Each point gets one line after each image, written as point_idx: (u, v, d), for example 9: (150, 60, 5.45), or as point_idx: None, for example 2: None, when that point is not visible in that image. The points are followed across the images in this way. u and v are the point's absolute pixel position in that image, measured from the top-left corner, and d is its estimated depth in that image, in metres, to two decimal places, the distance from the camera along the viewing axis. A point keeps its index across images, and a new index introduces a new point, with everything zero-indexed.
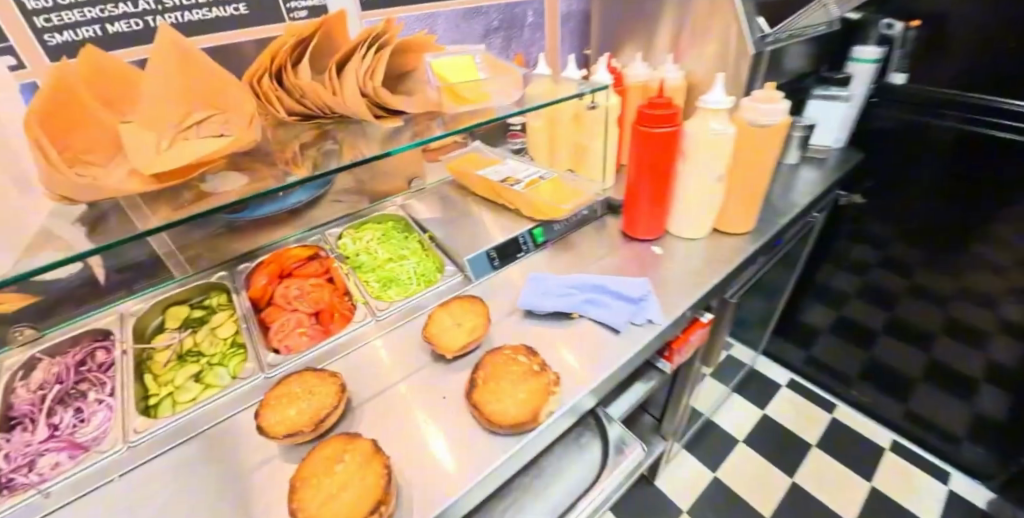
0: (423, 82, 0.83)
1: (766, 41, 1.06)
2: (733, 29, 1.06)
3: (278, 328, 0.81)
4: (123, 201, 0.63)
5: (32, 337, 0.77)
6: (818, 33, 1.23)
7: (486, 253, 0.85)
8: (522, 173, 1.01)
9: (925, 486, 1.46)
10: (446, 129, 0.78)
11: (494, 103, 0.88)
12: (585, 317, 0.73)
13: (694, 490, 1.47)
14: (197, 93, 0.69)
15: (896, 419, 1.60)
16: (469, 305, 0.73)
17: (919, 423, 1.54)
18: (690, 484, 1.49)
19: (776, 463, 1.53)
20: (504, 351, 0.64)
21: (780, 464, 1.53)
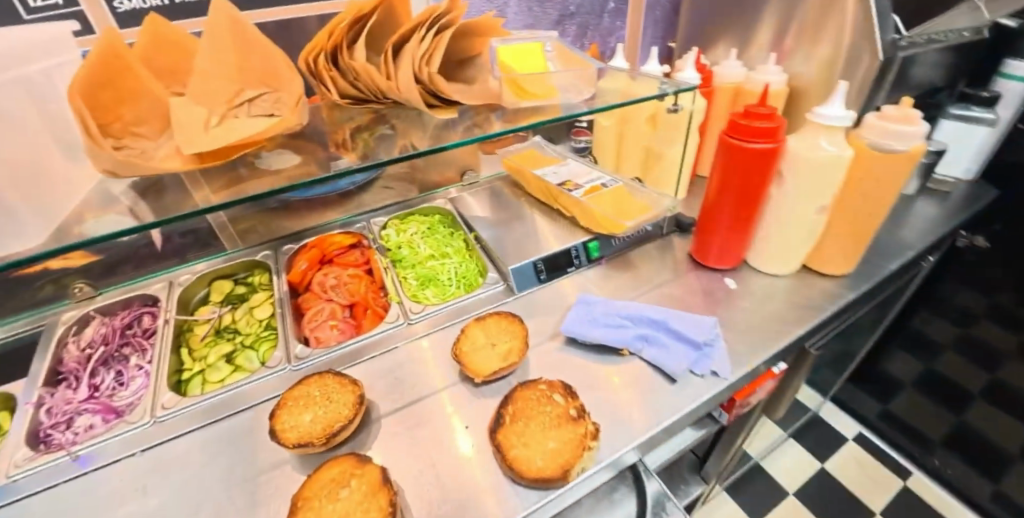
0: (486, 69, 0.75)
1: (900, 44, 0.87)
2: (858, 28, 0.88)
3: (312, 317, 0.78)
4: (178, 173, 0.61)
5: (89, 295, 0.78)
6: (965, 38, 1.01)
7: (533, 265, 0.77)
8: (583, 177, 0.91)
9: None
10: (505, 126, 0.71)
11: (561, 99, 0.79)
12: (637, 356, 0.64)
13: None
14: (250, 69, 0.67)
15: (985, 501, 1.35)
16: (507, 325, 0.66)
17: (1012, 510, 1.29)
18: None
19: None
20: (539, 387, 0.57)
21: None
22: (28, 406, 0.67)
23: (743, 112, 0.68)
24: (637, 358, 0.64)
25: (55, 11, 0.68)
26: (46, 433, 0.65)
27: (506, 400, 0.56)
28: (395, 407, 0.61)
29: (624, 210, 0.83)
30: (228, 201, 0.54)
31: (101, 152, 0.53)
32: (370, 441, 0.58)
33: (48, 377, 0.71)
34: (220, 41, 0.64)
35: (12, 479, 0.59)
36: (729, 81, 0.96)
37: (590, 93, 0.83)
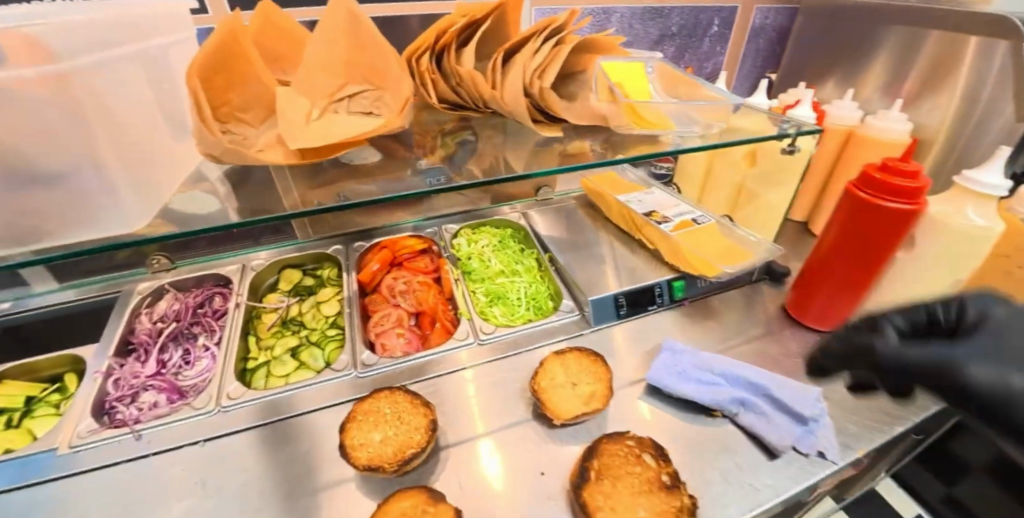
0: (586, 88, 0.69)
1: None
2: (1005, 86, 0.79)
3: (379, 321, 0.77)
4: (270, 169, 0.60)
5: (166, 266, 0.77)
6: None
7: (615, 299, 0.73)
8: (671, 208, 0.86)
9: None
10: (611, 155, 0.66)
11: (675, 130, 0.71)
12: (731, 419, 0.59)
13: None
14: (356, 65, 0.65)
15: None
16: (589, 364, 0.61)
17: None
18: None
19: None
20: (626, 442, 0.53)
21: None
22: (96, 374, 0.67)
23: (882, 166, 0.61)
24: (731, 422, 0.59)
25: None
26: (111, 406, 0.65)
27: (592, 453, 0.51)
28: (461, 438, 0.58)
29: (711, 253, 0.78)
30: (335, 208, 0.52)
31: (210, 137, 0.51)
32: (440, 471, 0.55)
33: (120, 347, 0.72)
34: (334, 33, 0.62)
35: (76, 451, 0.58)
36: (841, 124, 0.89)
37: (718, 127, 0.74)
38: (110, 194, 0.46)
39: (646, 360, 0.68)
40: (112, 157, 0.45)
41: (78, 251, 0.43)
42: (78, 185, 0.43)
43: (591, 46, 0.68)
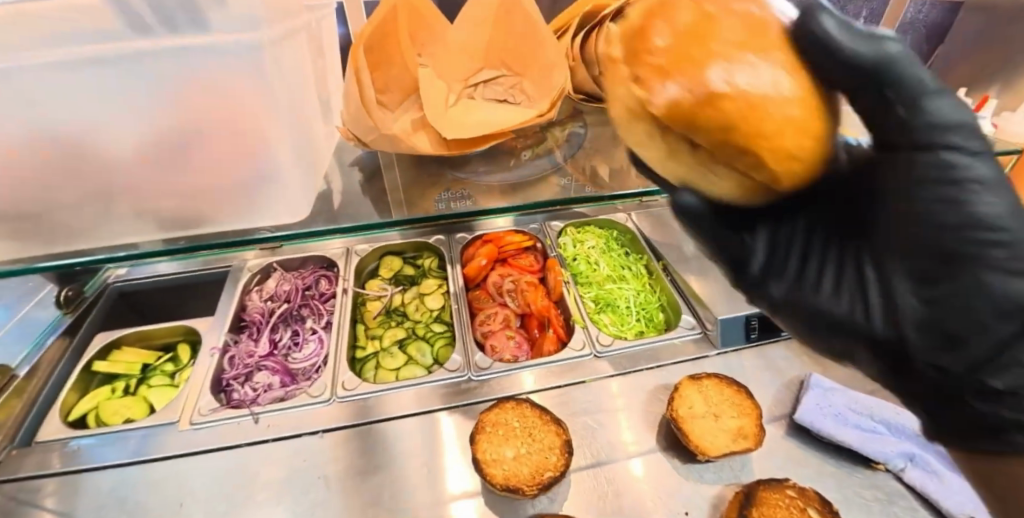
0: None
1: None
2: None
3: (485, 320, 0.75)
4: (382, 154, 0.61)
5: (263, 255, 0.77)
6: None
7: (747, 321, 0.65)
8: None
9: None
10: None
11: None
12: (895, 474, 0.54)
13: None
14: (496, 51, 0.61)
15: None
16: (731, 395, 0.56)
17: None
18: None
19: None
20: (787, 491, 0.48)
21: None
22: (214, 351, 0.67)
23: None
24: (895, 479, 0.54)
25: None
26: (227, 384, 0.64)
27: (750, 500, 0.47)
28: (596, 458, 0.55)
29: None
30: (494, 214, 0.49)
31: (368, 123, 0.47)
32: (569, 493, 0.53)
33: (234, 323, 0.72)
34: (483, 15, 0.59)
35: (196, 429, 0.58)
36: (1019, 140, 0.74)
37: None
38: (275, 183, 0.40)
39: (784, 395, 0.62)
40: (285, 138, 0.39)
41: (221, 244, 0.40)
42: (249, 168, 0.39)
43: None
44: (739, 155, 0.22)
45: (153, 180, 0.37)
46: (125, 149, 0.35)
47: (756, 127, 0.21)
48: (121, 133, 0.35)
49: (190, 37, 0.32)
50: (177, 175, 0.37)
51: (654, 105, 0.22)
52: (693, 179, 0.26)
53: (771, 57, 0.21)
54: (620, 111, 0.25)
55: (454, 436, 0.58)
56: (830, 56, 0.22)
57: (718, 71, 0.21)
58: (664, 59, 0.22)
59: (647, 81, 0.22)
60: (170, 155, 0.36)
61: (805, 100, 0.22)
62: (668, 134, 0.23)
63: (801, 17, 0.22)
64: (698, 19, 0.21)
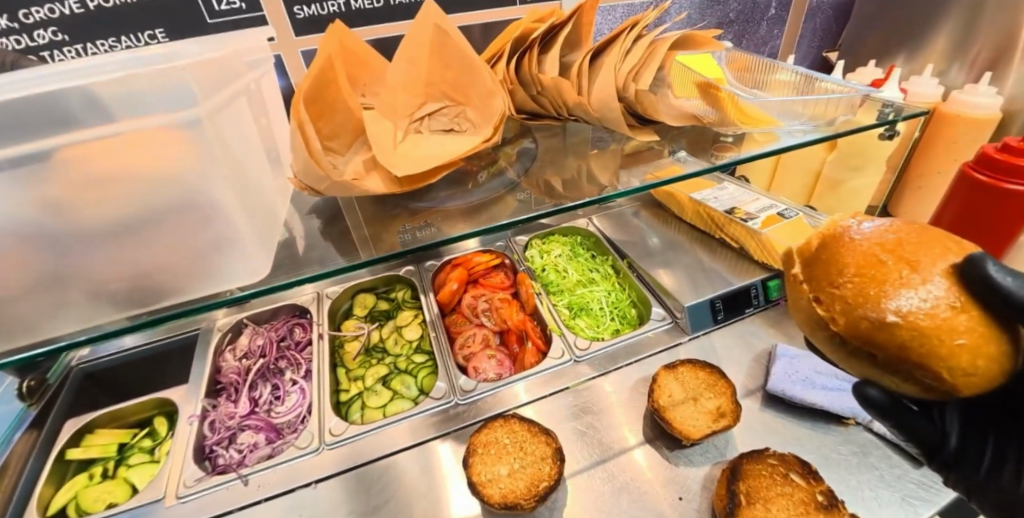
0: (663, 84, 0.65)
1: None
2: None
3: (464, 344, 0.76)
4: (338, 199, 0.61)
5: (228, 321, 0.76)
6: None
7: (712, 304, 0.69)
8: (752, 204, 0.81)
9: None
10: (702, 165, 0.61)
11: (782, 126, 0.65)
12: (865, 426, 0.56)
13: None
14: (435, 84, 0.62)
15: None
16: (705, 377, 0.59)
17: None
18: None
19: None
20: (769, 460, 0.50)
21: None
22: (193, 418, 0.66)
23: (1002, 146, 0.63)
24: (866, 430, 0.56)
25: (238, 17, 0.64)
26: (211, 450, 0.63)
27: (736, 475, 0.48)
28: (592, 459, 0.56)
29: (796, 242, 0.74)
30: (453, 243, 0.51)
31: (317, 172, 0.48)
32: (568, 501, 0.53)
33: (210, 388, 0.70)
34: (417, 52, 0.60)
35: (184, 501, 0.56)
36: (924, 102, 0.80)
37: (838, 120, 0.64)
38: (231, 246, 0.42)
39: (756, 368, 0.65)
40: (237, 202, 0.41)
41: (185, 309, 0.40)
42: (204, 236, 0.40)
43: (689, 40, 0.67)
44: (919, 367, 0.29)
45: (105, 260, 0.37)
46: (74, 234, 0.35)
47: (931, 348, 0.28)
48: (62, 221, 0.35)
49: (129, 120, 0.35)
50: (129, 255, 0.37)
51: (836, 322, 0.31)
52: (876, 375, 0.32)
53: (935, 291, 0.28)
54: (800, 315, 0.34)
55: (452, 465, 0.58)
56: (996, 297, 0.28)
57: (892, 306, 0.28)
58: (847, 290, 0.30)
59: (827, 305, 0.31)
60: (116, 235, 0.36)
61: (973, 330, 0.28)
62: (847, 343, 0.31)
63: (966, 263, 0.29)
64: (870, 264, 0.30)
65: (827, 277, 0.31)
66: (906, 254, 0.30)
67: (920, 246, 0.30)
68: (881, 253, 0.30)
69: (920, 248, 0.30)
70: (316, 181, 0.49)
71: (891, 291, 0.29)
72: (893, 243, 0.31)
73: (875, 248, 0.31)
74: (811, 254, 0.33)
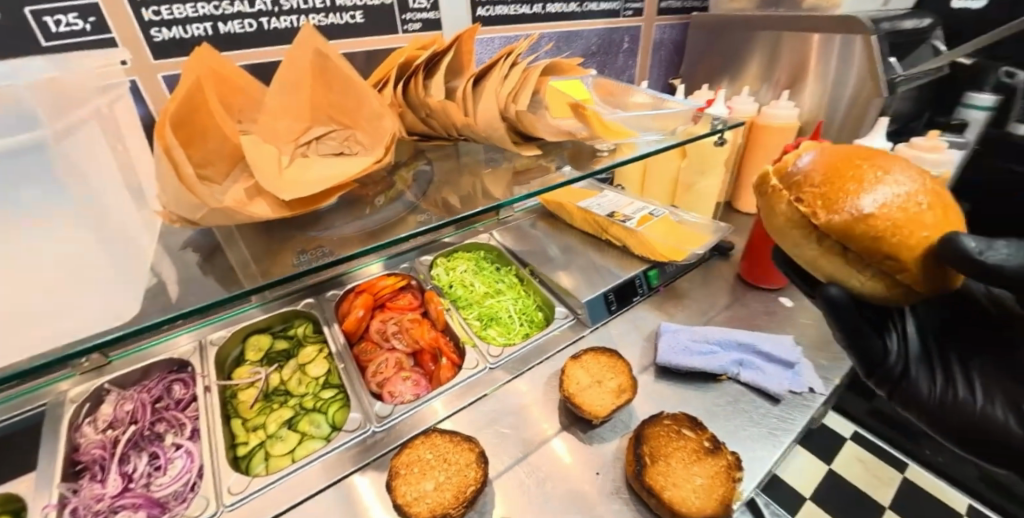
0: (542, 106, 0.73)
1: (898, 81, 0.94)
2: (862, 68, 0.95)
3: (377, 370, 0.74)
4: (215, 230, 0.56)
5: (84, 391, 0.63)
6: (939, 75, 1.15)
7: (605, 296, 0.77)
8: (629, 208, 0.92)
9: None
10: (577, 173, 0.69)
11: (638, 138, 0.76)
12: (735, 380, 0.66)
13: None
14: (320, 108, 0.62)
15: (968, 483, 1.39)
16: (605, 361, 0.65)
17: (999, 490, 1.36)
18: None
19: None
20: (663, 421, 0.56)
21: None
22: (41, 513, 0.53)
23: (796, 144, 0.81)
24: (736, 383, 0.66)
25: (81, 39, 0.57)
26: None
27: (640, 441, 0.53)
28: (515, 456, 0.58)
29: (664, 237, 0.86)
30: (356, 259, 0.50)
31: (193, 201, 0.45)
32: (496, 503, 0.54)
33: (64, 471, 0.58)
34: (299, 76, 0.59)
35: None
36: (745, 116, 1.00)
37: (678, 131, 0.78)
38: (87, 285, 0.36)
39: (647, 347, 0.73)
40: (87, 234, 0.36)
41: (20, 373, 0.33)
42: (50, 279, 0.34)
43: (557, 67, 0.76)
44: (886, 256, 0.40)
45: None
46: None
47: (898, 240, 0.39)
48: None
49: None
50: None
51: (817, 217, 0.42)
52: (845, 273, 0.44)
53: (904, 188, 0.41)
54: (780, 218, 0.46)
55: (374, 494, 0.55)
56: (956, 257, 0.37)
57: (863, 201, 0.40)
58: (824, 188, 0.43)
59: (808, 202, 0.43)
60: None
61: (934, 227, 0.40)
62: (823, 239, 0.43)
63: (946, 239, 0.38)
64: (850, 167, 0.43)
65: (806, 182, 0.44)
66: (879, 162, 0.43)
67: (894, 162, 0.43)
68: (859, 162, 0.43)
69: (894, 161, 0.43)
70: (189, 209, 0.45)
71: (857, 193, 0.41)
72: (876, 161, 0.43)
73: (854, 159, 0.44)
74: (787, 172, 0.47)
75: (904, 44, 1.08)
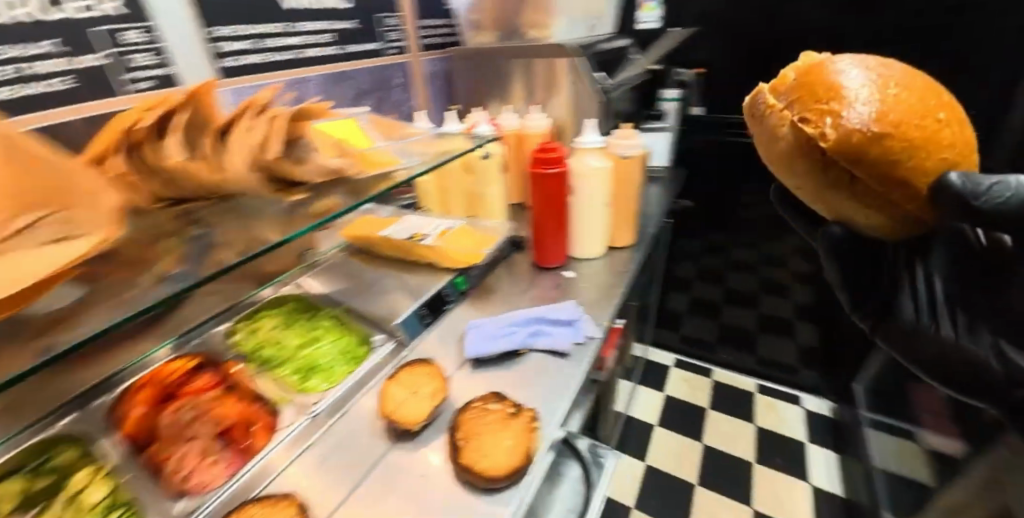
0: (308, 149, 0.74)
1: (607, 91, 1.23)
2: (582, 84, 1.23)
3: (173, 467, 0.60)
4: None
5: None
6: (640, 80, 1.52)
7: (415, 313, 0.82)
8: (429, 227, 1.01)
9: (790, 411, 1.99)
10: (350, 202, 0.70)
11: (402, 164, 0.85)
12: (534, 350, 0.76)
13: (637, 475, 1.75)
14: (24, 188, 0.41)
15: (752, 367, 2.16)
16: (421, 371, 0.69)
17: (771, 366, 2.12)
18: (633, 471, 1.77)
19: (688, 434, 1.89)
20: (474, 404, 0.63)
21: (690, 434, 1.89)
22: None
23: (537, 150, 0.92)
24: (535, 352, 0.76)
25: None
26: None
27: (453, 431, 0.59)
28: (348, 489, 0.58)
29: (463, 247, 0.96)
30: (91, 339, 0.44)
31: None
32: None
33: None
34: None
35: None
36: (510, 131, 1.19)
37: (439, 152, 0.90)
38: None
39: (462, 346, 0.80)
40: None
41: None
42: None
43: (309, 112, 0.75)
44: (909, 177, 0.56)
45: None
46: None
47: (919, 159, 0.56)
48: None
49: None
50: None
51: (825, 138, 0.58)
52: (861, 212, 0.64)
53: (869, 101, 0.56)
54: (790, 135, 0.63)
55: None
56: (952, 196, 0.53)
57: (856, 117, 0.56)
58: (826, 109, 0.59)
59: (815, 123, 0.59)
60: None
61: (958, 152, 0.57)
62: (827, 160, 0.60)
63: (940, 183, 0.54)
64: (929, 94, 0.58)
65: (811, 101, 0.61)
66: (914, 77, 0.60)
67: (921, 75, 0.62)
68: (880, 81, 0.59)
69: (908, 75, 0.60)
70: None
71: (854, 113, 0.56)
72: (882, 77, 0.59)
73: (863, 77, 0.59)
74: (793, 83, 0.66)
75: (611, 60, 1.40)
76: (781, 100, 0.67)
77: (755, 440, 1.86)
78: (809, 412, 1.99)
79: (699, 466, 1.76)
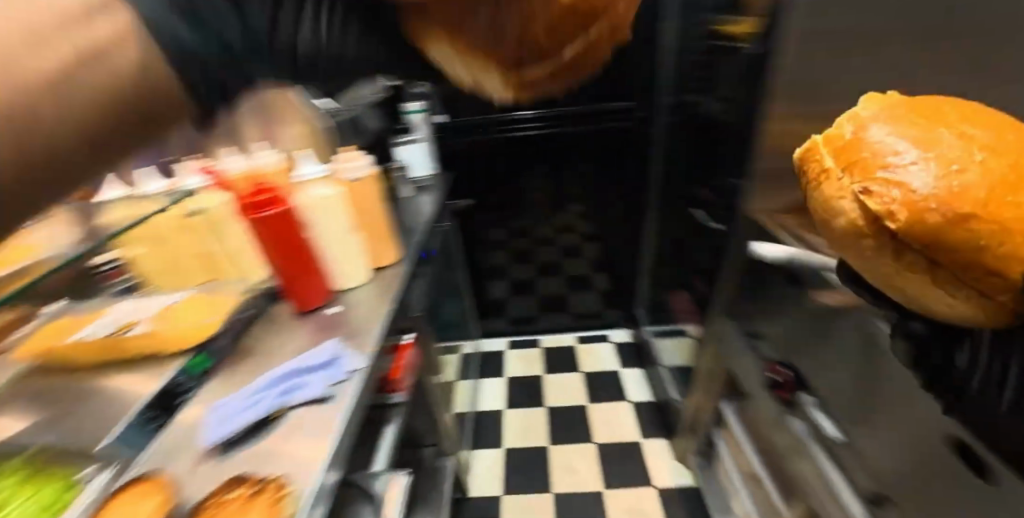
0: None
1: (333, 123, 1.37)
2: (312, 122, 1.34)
3: None
4: None
5: None
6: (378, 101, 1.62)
7: (137, 418, 0.68)
8: (140, 312, 0.87)
9: (604, 349, 2.33)
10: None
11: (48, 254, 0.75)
12: (292, 406, 0.71)
13: (499, 464, 1.83)
14: None
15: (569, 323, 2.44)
16: (144, 491, 0.59)
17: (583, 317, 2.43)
18: (495, 463, 1.84)
19: (532, 406, 2.06)
20: (212, 499, 0.58)
21: (534, 404, 2.07)
22: None
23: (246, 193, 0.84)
24: (294, 408, 0.70)
25: None
26: None
27: None
28: None
29: (187, 322, 0.85)
30: None
31: None
32: None
33: None
34: None
35: None
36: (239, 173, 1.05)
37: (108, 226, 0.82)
38: None
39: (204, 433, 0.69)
40: None
41: None
42: None
43: None
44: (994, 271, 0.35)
45: None
46: None
47: (995, 261, 0.35)
48: None
49: None
50: None
51: (892, 220, 0.37)
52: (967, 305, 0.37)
53: (925, 172, 0.38)
54: (839, 217, 0.42)
55: None
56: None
57: (913, 186, 0.38)
58: (862, 170, 0.42)
59: (884, 210, 0.38)
60: None
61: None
62: (889, 239, 0.39)
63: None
64: (967, 148, 0.39)
65: (860, 166, 0.42)
66: (987, 146, 0.40)
67: (983, 127, 0.42)
68: (877, 136, 0.43)
69: (986, 137, 0.40)
70: None
71: (911, 177, 0.38)
72: (961, 133, 0.41)
73: (871, 147, 0.43)
74: (836, 148, 0.47)
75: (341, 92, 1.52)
76: (851, 135, 0.46)
77: (584, 386, 2.13)
78: (618, 343, 2.36)
79: (545, 429, 1.94)
